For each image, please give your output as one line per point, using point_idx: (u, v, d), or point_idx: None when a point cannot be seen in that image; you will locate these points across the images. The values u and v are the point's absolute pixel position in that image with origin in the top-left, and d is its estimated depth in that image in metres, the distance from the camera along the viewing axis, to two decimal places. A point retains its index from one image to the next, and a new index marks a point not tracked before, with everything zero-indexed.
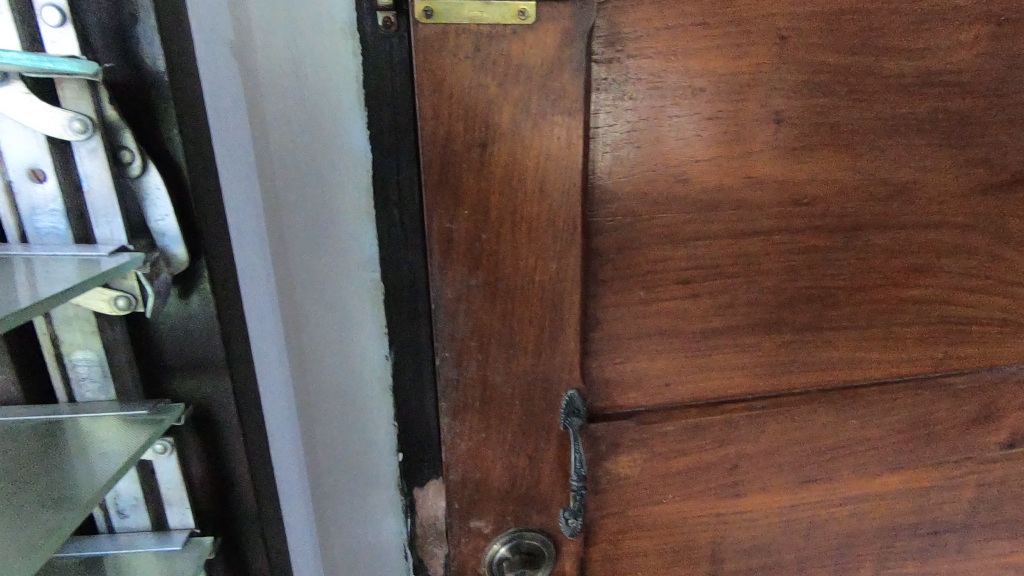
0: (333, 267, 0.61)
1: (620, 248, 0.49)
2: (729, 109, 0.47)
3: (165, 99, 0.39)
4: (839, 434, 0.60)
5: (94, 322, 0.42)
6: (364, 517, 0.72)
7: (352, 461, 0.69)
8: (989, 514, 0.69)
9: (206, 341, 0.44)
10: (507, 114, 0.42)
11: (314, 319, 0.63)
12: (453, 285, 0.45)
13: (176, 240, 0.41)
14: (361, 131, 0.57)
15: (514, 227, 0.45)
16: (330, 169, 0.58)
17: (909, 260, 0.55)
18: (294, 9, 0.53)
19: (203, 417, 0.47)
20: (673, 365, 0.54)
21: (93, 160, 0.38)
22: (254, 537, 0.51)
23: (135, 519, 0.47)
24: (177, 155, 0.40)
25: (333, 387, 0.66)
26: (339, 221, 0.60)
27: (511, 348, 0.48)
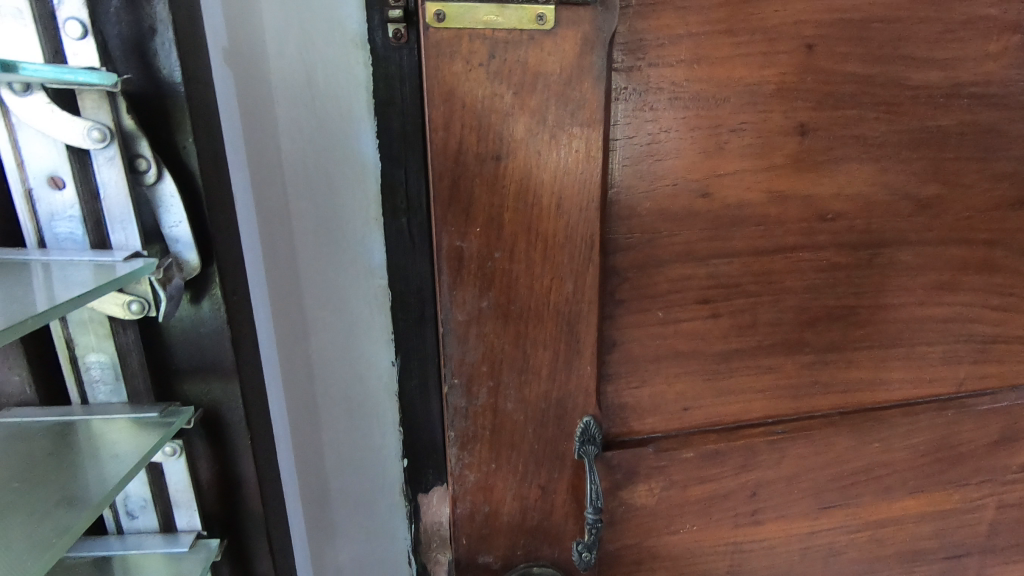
0: (341, 281, 0.58)
1: (638, 266, 0.46)
2: (753, 120, 0.45)
3: (181, 109, 0.38)
4: (862, 459, 0.57)
5: (108, 325, 0.39)
6: (369, 548, 0.67)
7: (357, 485, 0.65)
8: (1008, 537, 0.67)
9: (217, 345, 0.43)
10: (523, 126, 0.40)
11: (320, 330, 0.59)
12: (463, 306, 0.42)
13: (189, 246, 0.40)
14: (371, 141, 0.54)
15: (529, 245, 0.42)
16: (339, 179, 0.55)
17: (934, 277, 0.53)
18: (305, 16, 0.51)
19: (212, 420, 0.45)
20: (692, 389, 0.51)
21: (111, 169, 0.37)
22: (261, 542, 0.49)
23: (144, 520, 0.44)
24: (191, 164, 0.39)
25: (339, 410, 0.62)
26: (348, 233, 0.57)
27: (525, 374, 0.45)
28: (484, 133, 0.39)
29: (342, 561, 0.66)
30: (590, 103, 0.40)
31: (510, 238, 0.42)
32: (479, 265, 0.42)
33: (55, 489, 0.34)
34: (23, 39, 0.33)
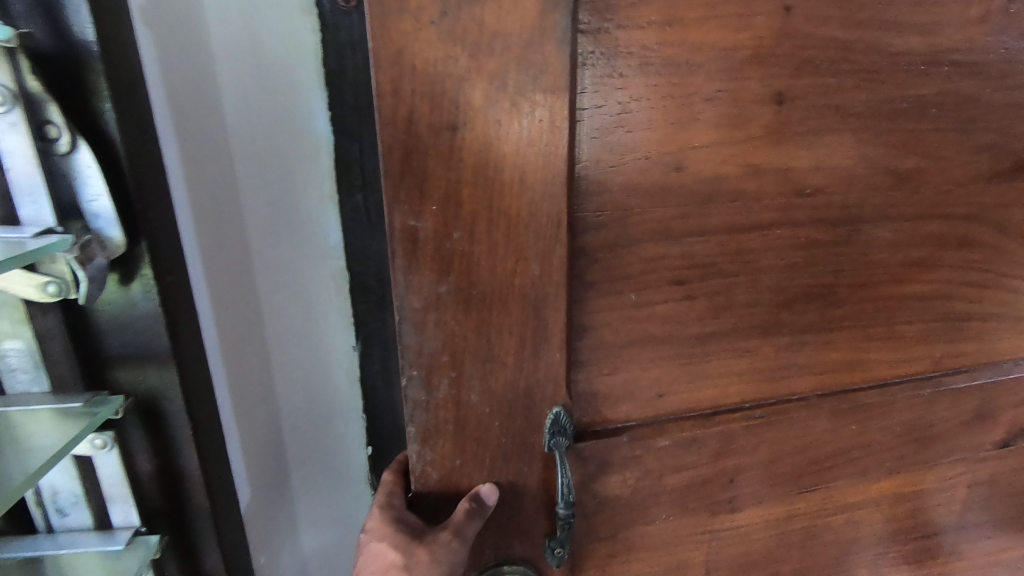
0: (297, 248, 0.62)
1: (608, 246, 0.43)
2: (728, 88, 0.42)
3: (97, 73, 0.36)
4: (839, 441, 0.56)
5: (24, 309, 0.39)
6: (338, 498, 0.72)
7: (320, 441, 0.69)
8: (981, 513, 0.67)
9: (151, 331, 0.43)
10: (480, 92, 0.36)
11: (274, 298, 0.62)
12: (419, 292, 0.39)
13: (112, 223, 0.39)
14: (323, 114, 0.58)
15: (491, 224, 0.39)
16: (292, 151, 0.58)
17: (912, 254, 0.52)
18: None
19: (147, 411, 0.44)
20: (666, 374, 0.49)
21: (16, 136, 0.35)
22: (208, 535, 0.49)
23: (74, 518, 0.45)
24: (110, 131, 0.37)
25: (298, 371, 0.66)
26: (302, 203, 0.60)
27: (489, 363, 0.42)
28: (437, 100, 0.35)
29: (305, 519, 0.72)
30: (552, 68, 0.37)
31: (469, 216, 0.38)
32: (435, 247, 0.38)
33: None
34: None
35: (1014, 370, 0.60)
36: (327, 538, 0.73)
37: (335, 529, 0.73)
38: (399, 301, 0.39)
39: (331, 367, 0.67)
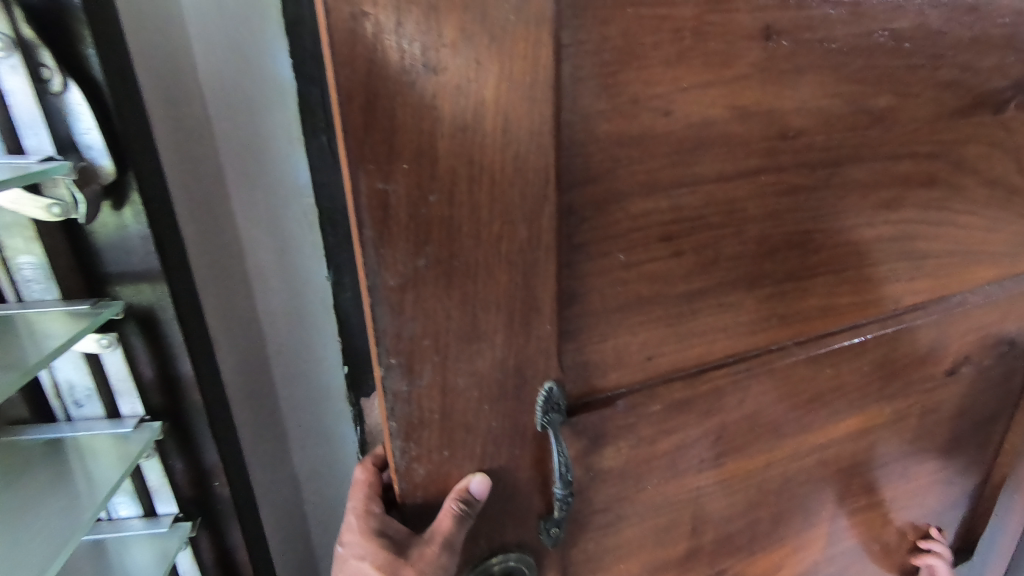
0: (269, 193, 0.58)
1: (596, 203, 0.39)
2: (717, 21, 0.38)
3: (78, 20, 0.38)
4: (815, 386, 0.56)
5: (34, 229, 0.41)
6: (331, 449, 0.71)
7: (307, 391, 0.67)
8: (928, 438, 0.71)
9: (143, 251, 0.45)
10: (455, 24, 0.30)
11: (254, 245, 0.59)
12: (394, 267, 0.33)
13: (103, 154, 0.41)
14: (285, 53, 0.54)
15: (473, 183, 0.33)
16: (256, 91, 0.55)
17: (882, 194, 0.52)
18: None
19: (144, 317, 0.47)
20: (655, 336, 0.46)
21: (15, 77, 0.36)
22: (205, 429, 0.52)
23: (90, 408, 0.47)
24: (95, 73, 0.39)
25: (280, 323, 0.64)
26: (271, 146, 0.57)
27: (477, 342, 0.37)
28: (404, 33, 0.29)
29: (303, 474, 0.71)
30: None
31: (446, 172, 0.32)
32: (409, 215, 0.32)
33: None
34: None
35: (964, 302, 0.63)
36: (324, 491, 0.73)
37: (327, 475, 0.72)
38: (372, 281, 0.33)
39: (313, 318, 0.64)
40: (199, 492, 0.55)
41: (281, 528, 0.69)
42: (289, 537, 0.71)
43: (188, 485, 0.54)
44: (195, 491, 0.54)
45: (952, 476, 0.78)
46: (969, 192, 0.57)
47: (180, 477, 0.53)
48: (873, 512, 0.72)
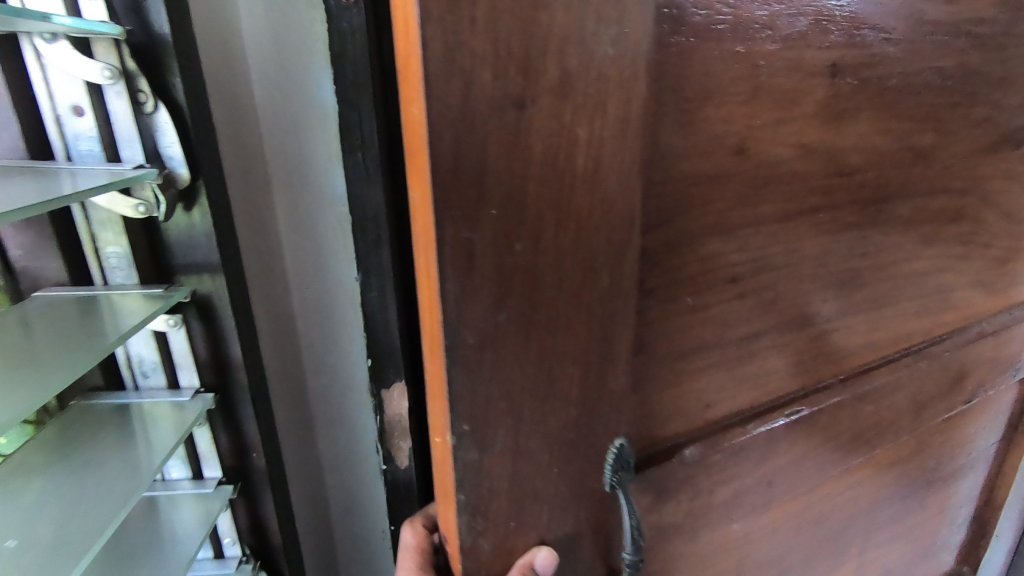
0: (309, 212, 0.59)
1: (669, 245, 0.36)
2: (791, 56, 0.37)
3: (169, 55, 0.40)
4: (856, 423, 0.55)
5: (123, 224, 0.43)
6: (359, 469, 0.70)
7: (337, 408, 0.67)
8: (943, 467, 0.72)
9: (208, 247, 0.46)
10: (556, 58, 0.27)
11: (292, 250, 0.61)
12: (473, 323, 0.29)
13: (182, 164, 0.42)
14: (328, 80, 0.54)
15: (560, 228, 0.30)
16: (302, 117, 0.56)
17: (921, 229, 0.52)
18: None
19: (203, 303, 0.48)
20: (716, 383, 0.43)
21: (119, 100, 0.39)
22: (251, 410, 0.52)
23: (156, 379, 0.48)
24: (179, 99, 0.41)
25: (317, 336, 0.64)
26: (314, 168, 0.57)
27: (551, 400, 0.34)
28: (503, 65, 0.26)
29: (330, 488, 0.71)
30: (634, 24, 0.29)
31: (534, 217, 0.29)
32: (492, 266, 0.29)
33: (80, 330, 0.38)
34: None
35: (982, 332, 0.63)
36: (352, 509, 0.72)
37: (350, 478, 0.71)
38: (449, 339, 0.29)
39: (348, 334, 0.64)
40: (240, 463, 0.54)
41: (309, 535, 0.71)
42: (312, 531, 0.71)
43: (230, 454, 0.53)
44: (236, 461, 0.54)
45: (961, 501, 0.79)
46: (992, 226, 0.58)
47: (225, 445, 0.53)
48: (893, 544, 0.72)
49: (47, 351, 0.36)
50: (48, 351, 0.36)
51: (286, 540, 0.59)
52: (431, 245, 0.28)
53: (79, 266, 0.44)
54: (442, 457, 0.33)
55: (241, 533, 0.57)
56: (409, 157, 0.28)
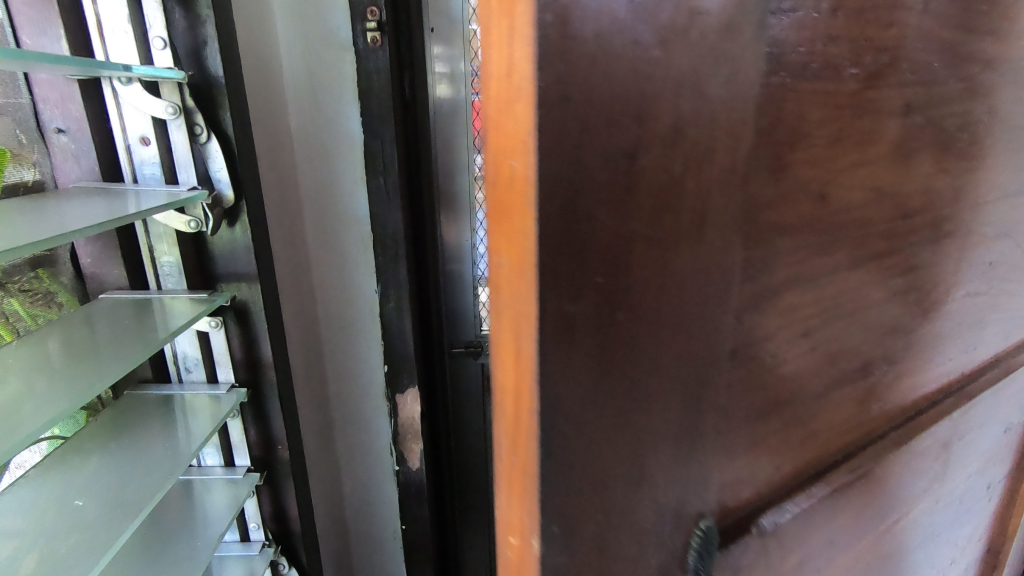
0: (335, 226, 0.68)
1: (776, 310, 0.31)
2: (886, 96, 0.33)
3: (221, 94, 0.49)
4: (933, 481, 0.51)
5: (176, 237, 0.50)
6: (370, 453, 0.78)
7: (352, 394, 0.75)
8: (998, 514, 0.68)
9: (246, 259, 0.54)
10: (668, 103, 0.23)
11: (321, 265, 0.69)
12: (569, 405, 0.25)
13: (228, 187, 0.51)
14: (357, 116, 0.64)
15: (667, 294, 0.26)
16: (330, 144, 0.65)
17: (1005, 276, 0.47)
18: (305, 21, 0.61)
19: (241, 309, 0.55)
20: (812, 457, 0.38)
21: (178, 132, 0.47)
22: (276, 402, 0.58)
23: (196, 374, 0.54)
24: (230, 132, 0.50)
25: (336, 333, 0.72)
26: (343, 189, 0.67)
27: (643, 492, 0.29)
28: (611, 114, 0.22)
29: (344, 475, 0.79)
30: (743, 70, 0.25)
31: (639, 282, 0.25)
32: (594, 338, 0.25)
33: (137, 324, 0.45)
34: (123, 50, 0.44)
35: None
36: (366, 490, 0.80)
37: (363, 473, 0.79)
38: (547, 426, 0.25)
39: (365, 328, 0.73)
40: (267, 455, 0.60)
41: (326, 521, 0.77)
42: (330, 529, 0.78)
43: (258, 446, 0.59)
44: (262, 451, 0.59)
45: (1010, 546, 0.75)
46: None
47: (253, 436, 0.59)
48: None
49: (107, 343, 0.43)
50: (109, 343, 0.43)
51: (305, 528, 0.64)
52: (530, 309, 0.24)
53: (137, 274, 0.51)
54: (520, 560, 0.29)
55: (264, 519, 0.62)
56: (497, 214, 0.25)
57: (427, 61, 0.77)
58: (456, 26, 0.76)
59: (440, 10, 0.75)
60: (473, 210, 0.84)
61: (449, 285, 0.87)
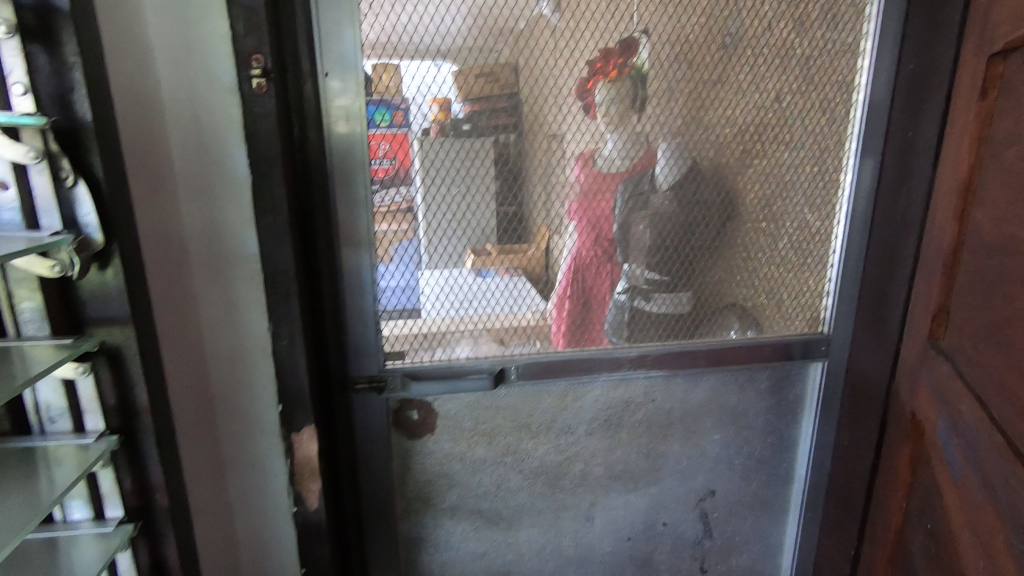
0: (223, 266, 0.68)
1: None
2: None
3: (89, 135, 0.48)
4: None
5: (38, 282, 0.49)
6: (264, 495, 0.76)
7: (244, 437, 0.74)
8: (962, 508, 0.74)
9: (117, 302, 0.52)
10: None
11: (208, 303, 0.69)
12: None
13: (95, 229, 0.49)
14: (244, 157, 0.65)
15: None
16: (219, 187, 0.65)
17: None
18: (189, 70, 0.62)
19: (112, 355, 0.53)
20: None
21: (41, 176, 0.47)
22: (154, 449, 0.56)
23: (61, 424, 0.52)
24: (99, 174, 0.49)
25: (228, 377, 0.71)
26: (230, 229, 0.67)
27: None
28: None
29: (237, 517, 0.77)
30: None
31: None
32: None
33: None
34: None
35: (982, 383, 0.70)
36: (261, 532, 0.78)
37: (258, 516, 0.77)
38: None
39: (257, 368, 0.72)
40: (144, 502, 0.57)
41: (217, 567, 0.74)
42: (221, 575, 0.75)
43: (134, 494, 0.56)
44: (139, 500, 0.57)
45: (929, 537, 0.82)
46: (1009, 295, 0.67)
47: (127, 486, 0.56)
48: None
49: None
50: None
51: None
52: None
53: None
54: None
55: (140, 571, 0.58)
56: None
57: (323, 107, 0.79)
58: (350, 73, 0.79)
59: (335, 57, 0.78)
60: (372, 244, 0.85)
61: (350, 320, 0.87)
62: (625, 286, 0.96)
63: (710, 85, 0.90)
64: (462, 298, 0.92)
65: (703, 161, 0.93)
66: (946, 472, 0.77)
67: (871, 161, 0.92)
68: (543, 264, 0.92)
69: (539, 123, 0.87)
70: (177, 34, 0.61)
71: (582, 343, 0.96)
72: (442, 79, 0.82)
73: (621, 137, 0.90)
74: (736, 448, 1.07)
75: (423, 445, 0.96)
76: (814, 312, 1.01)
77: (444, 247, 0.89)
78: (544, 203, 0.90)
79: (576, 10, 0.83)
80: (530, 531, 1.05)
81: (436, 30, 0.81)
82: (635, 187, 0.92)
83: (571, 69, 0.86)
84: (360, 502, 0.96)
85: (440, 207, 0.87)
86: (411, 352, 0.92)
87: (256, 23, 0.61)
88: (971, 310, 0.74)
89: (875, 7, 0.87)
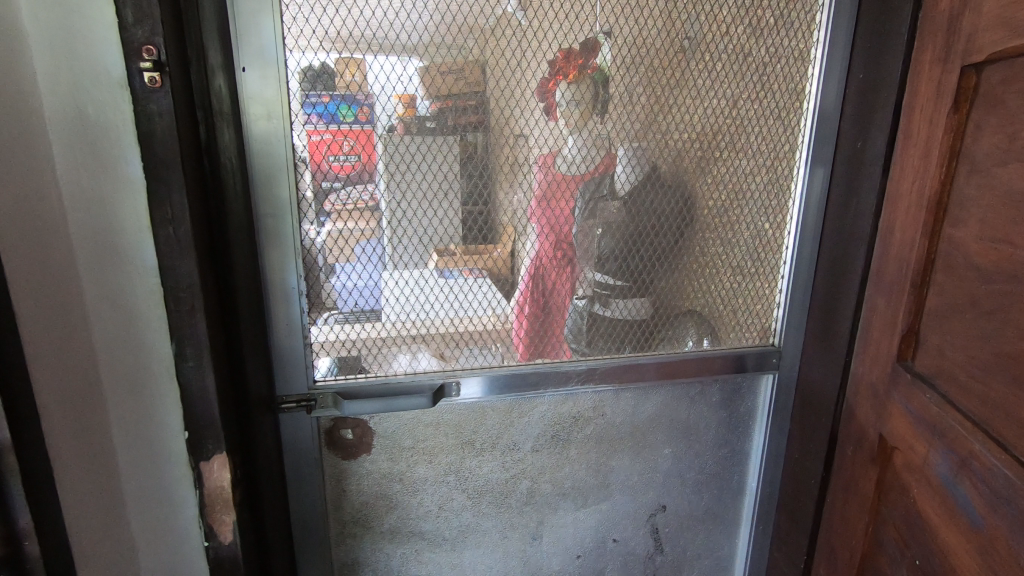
0: (117, 280, 0.61)
1: None
2: None
3: None
4: None
5: None
6: (170, 527, 0.70)
7: (146, 466, 0.67)
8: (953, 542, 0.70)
9: None
10: None
11: (101, 320, 0.62)
12: None
13: None
14: (137, 160, 0.58)
15: None
16: (109, 191, 0.59)
17: None
18: (73, 62, 0.56)
19: None
20: None
21: None
22: (20, 492, 0.49)
23: None
24: None
25: (126, 400, 0.65)
26: (123, 239, 0.60)
27: None
28: None
29: (141, 554, 0.69)
30: None
31: None
32: None
33: None
34: None
35: (973, 414, 0.67)
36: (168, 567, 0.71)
37: (164, 550, 0.70)
38: None
39: (160, 391, 0.65)
40: (12, 550, 0.49)
41: None
42: None
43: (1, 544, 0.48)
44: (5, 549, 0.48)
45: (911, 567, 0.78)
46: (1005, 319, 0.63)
47: None
48: None
49: None
50: None
51: None
52: None
53: None
54: None
55: None
56: None
57: (240, 104, 0.73)
58: (270, 68, 0.73)
59: (254, 50, 0.72)
60: (300, 254, 0.79)
61: (275, 333, 0.81)
62: (585, 290, 0.91)
63: (671, 89, 0.86)
64: (414, 306, 0.86)
65: (662, 167, 0.89)
66: (931, 504, 0.74)
67: (821, 170, 0.90)
68: (509, 268, 0.88)
69: (504, 124, 0.82)
70: (57, 19, 0.55)
71: (542, 352, 0.92)
72: (410, 77, 0.77)
73: (582, 138, 0.85)
74: (687, 462, 1.04)
75: (359, 466, 0.90)
76: (765, 323, 0.99)
77: (403, 249, 0.83)
78: (511, 202, 0.85)
79: (539, 8, 0.79)
80: (475, 552, 1.00)
81: (398, 24, 0.76)
82: (594, 190, 0.88)
83: (531, 68, 0.81)
84: (288, 529, 0.89)
85: (403, 207, 0.82)
86: (370, 359, 0.86)
87: (146, 10, 0.54)
88: (960, 336, 0.69)
89: (824, 15, 0.85)
